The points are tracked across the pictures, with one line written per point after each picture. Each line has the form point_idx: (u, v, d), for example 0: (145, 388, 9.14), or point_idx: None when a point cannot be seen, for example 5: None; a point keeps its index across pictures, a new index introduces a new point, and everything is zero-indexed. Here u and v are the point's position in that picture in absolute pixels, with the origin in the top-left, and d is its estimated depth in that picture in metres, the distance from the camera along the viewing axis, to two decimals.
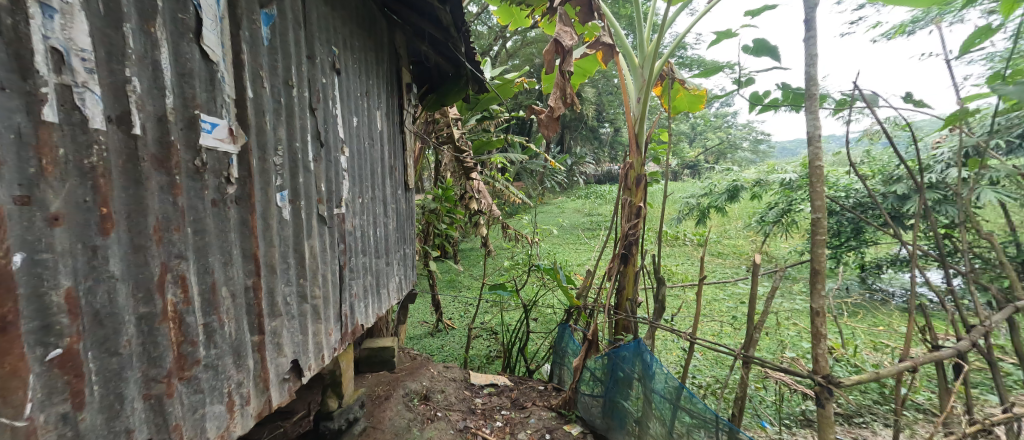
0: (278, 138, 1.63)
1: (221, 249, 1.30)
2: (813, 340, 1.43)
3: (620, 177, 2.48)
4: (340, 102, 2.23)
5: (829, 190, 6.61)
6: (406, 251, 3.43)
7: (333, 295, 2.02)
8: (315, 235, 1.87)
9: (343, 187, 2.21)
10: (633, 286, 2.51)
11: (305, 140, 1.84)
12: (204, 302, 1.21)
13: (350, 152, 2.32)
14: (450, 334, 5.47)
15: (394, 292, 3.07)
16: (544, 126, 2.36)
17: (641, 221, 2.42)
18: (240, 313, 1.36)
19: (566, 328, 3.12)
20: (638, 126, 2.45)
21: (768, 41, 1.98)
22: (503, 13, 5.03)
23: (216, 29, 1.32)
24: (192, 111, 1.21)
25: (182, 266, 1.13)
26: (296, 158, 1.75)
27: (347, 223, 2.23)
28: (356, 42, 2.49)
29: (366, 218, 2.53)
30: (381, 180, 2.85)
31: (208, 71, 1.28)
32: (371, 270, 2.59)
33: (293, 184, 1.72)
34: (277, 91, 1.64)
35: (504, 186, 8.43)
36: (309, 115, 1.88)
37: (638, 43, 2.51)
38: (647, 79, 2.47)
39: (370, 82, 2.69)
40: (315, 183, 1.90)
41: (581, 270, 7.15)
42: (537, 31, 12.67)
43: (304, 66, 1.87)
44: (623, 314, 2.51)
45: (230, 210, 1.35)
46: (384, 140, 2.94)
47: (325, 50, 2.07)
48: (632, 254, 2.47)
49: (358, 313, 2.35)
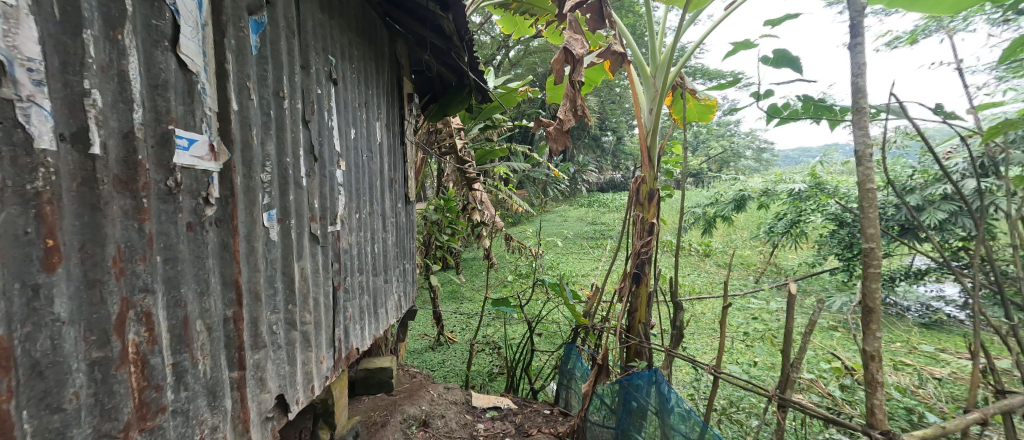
0: (266, 154, 1.51)
1: (197, 279, 1.17)
2: (867, 389, 1.34)
3: (631, 191, 2.33)
4: (337, 113, 2.11)
5: (840, 201, 6.58)
6: (406, 267, 3.31)
7: (325, 319, 1.89)
8: (306, 256, 1.75)
9: (339, 202, 2.09)
10: (646, 309, 2.34)
11: (297, 154, 1.72)
12: (173, 339, 1.08)
13: (347, 166, 2.20)
14: (450, 348, 5.34)
15: (393, 311, 2.94)
16: (553, 139, 2.22)
17: (654, 240, 2.28)
18: (217, 348, 1.23)
19: (573, 349, 2.97)
20: (649, 139, 2.30)
21: (790, 51, 1.83)
22: (507, 22, 4.97)
23: (197, 37, 1.20)
24: (166, 127, 1.09)
25: (146, 302, 1.00)
26: (286, 175, 1.63)
27: (342, 241, 2.10)
28: (356, 50, 2.39)
29: (363, 235, 2.41)
30: (380, 193, 2.73)
31: (185, 81, 1.16)
32: (368, 289, 2.45)
33: (282, 202, 1.60)
34: (266, 103, 1.53)
35: (507, 195, 8.35)
36: (302, 127, 1.76)
37: (651, 50, 2.38)
38: (660, 89, 2.34)
39: (369, 92, 2.58)
40: (307, 199, 1.77)
41: (586, 281, 7.07)
42: (541, 40, 12.68)
43: (298, 76, 1.76)
44: (635, 338, 2.34)
45: (207, 234, 1.22)
46: (383, 153, 2.82)
47: (321, 59, 1.96)
48: (645, 274, 2.32)
49: (353, 336, 2.22)
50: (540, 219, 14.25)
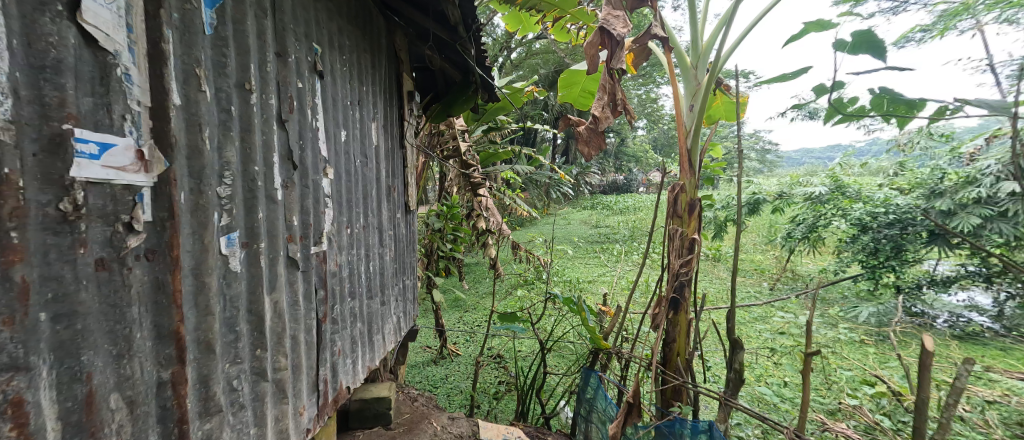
0: (226, 162, 1.18)
1: (112, 336, 0.85)
2: None
3: (667, 202, 1.99)
4: (323, 111, 1.78)
5: (864, 205, 6.27)
6: (406, 283, 2.99)
7: (306, 361, 1.57)
8: (281, 288, 1.42)
9: (327, 218, 1.77)
10: (685, 339, 2.00)
11: (269, 162, 1.39)
12: (67, 429, 0.77)
13: (335, 173, 1.87)
14: (453, 362, 5.02)
15: (392, 335, 2.62)
16: (587, 141, 2.02)
17: (695, 258, 1.94)
18: (144, 427, 0.92)
19: (593, 376, 2.64)
20: (690, 141, 1.98)
21: (875, 33, 1.53)
22: (511, 19, 4.66)
23: (116, 2, 0.88)
24: (63, 126, 0.78)
25: (16, 385, 0.70)
26: (254, 187, 1.29)
27: (329, 263, 1.77)
28: (347, 40, 2.07)
29: (356, 253, 2.09)
30: (376, 203, 2.40)
31: (95, 63, 0.84)
32: (362, 315, 2.13)
33: (248, 222, 1.27)
34: (226, 96, 1.19)
35: (510, 200, 8.00)
36: (277, 128, 1.43)
37: (692, 38, 2.06)
38: (703, 83, 2.01)
39: (364, 88, 2.25)
40: (283, 216, 1.45)
41: (595, 288, 6.75)
42: (543, 42, 12.35)
43: (272, 64, 1.43)
44: (674, 374, 2.00)
45: (132, 274, 0.90)
46: (380, 157, 2.49)
47: (303, 47, 1.63)
48: (685, 299, 1.98)
49: (343, 373, 1.90)
50: (544, 223, 13.92)
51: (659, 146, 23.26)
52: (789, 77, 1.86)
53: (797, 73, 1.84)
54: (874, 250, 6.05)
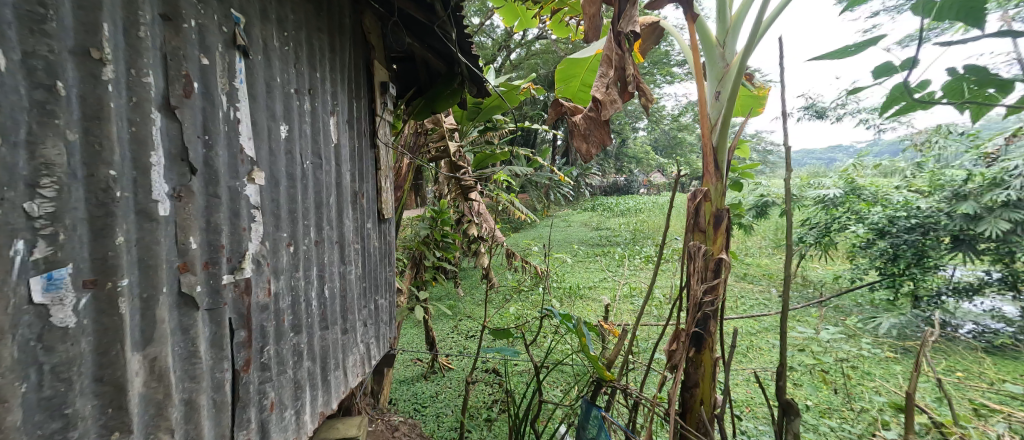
0: (46, 166, 0.80)
1: None
2: None
3: (687, 211, 1.59)
4: (248, 97, 1.38)
5: (883, 208, 5.85)
6: (378, 304, 2.60)
7: (212, 430, 1.19)
8: (167, 337, 1.03)
9: (254, 235, 1.37)
10: (711, 383, 1.62)
11: (146, 164, 0.99)
12: None
13: (268, 176, 1.46)
14: (444, 378, 4.61)
15: (358, 367, 2.22)
16: (587, 134, 1.67)
17: (722, 283, 1.55)
18: None
19: (595, 413, 2.23)
20: (716, 136, 1.59)
21: None
22: (508, 13, 4.25)
23: None
24: None
25: None
26: (110, 200, 0.90)
27: (258, 293, 1.38)
28: (292, 12, 1.67)
29: (304, 276, 1.69)
30: (335, 213, 1.99)
31: None
32: (312, 352, 1.74)
33: (98, 252, 0.88)
34: (48, 68, 0.80)
35: (506, 204, 7.59)
36: (159, 116, 1.03)
37: (719, 8, 1.67)
38: (732, 63, 1.63)
39: (317, 73, 1.86)
40: (171, 238, 1.05)
41: (597, 296, 6.34)
42: (543, 41, 11.89)
43: (150, 26, 1.02)
44: (696, 430, 1.61)
45: None
46: (341, 157, 2.09)
47: (213, 11, 1.23)
48: (710, 334, 1.59)
49: (279, 429, 1.51)
50: (542, 226, 13.50)
51: (660, 146, 22.80)
52: (850, 51, 1.46)
53: (862, 45, 1.43)
54: (893, 256, 5.58)
